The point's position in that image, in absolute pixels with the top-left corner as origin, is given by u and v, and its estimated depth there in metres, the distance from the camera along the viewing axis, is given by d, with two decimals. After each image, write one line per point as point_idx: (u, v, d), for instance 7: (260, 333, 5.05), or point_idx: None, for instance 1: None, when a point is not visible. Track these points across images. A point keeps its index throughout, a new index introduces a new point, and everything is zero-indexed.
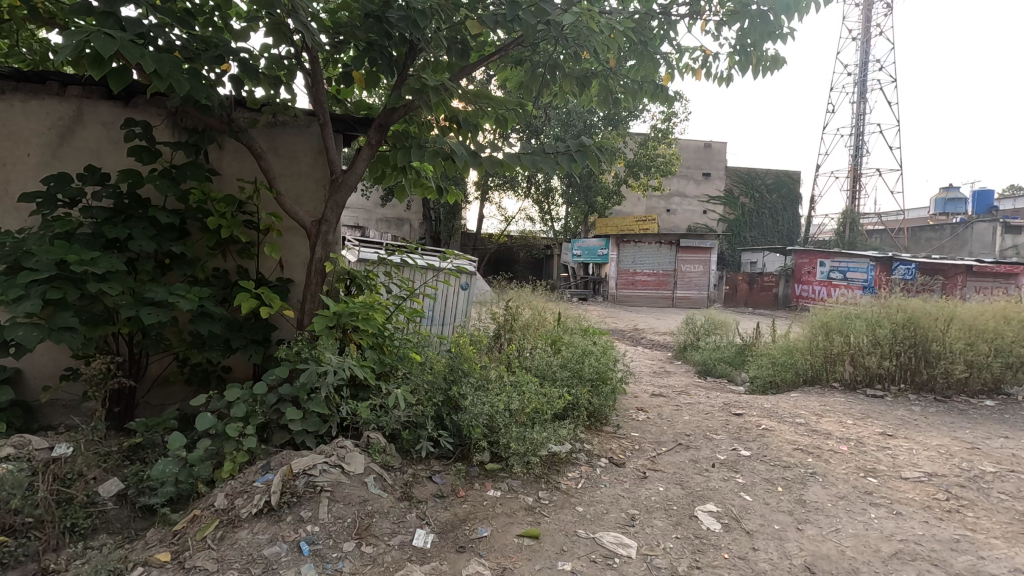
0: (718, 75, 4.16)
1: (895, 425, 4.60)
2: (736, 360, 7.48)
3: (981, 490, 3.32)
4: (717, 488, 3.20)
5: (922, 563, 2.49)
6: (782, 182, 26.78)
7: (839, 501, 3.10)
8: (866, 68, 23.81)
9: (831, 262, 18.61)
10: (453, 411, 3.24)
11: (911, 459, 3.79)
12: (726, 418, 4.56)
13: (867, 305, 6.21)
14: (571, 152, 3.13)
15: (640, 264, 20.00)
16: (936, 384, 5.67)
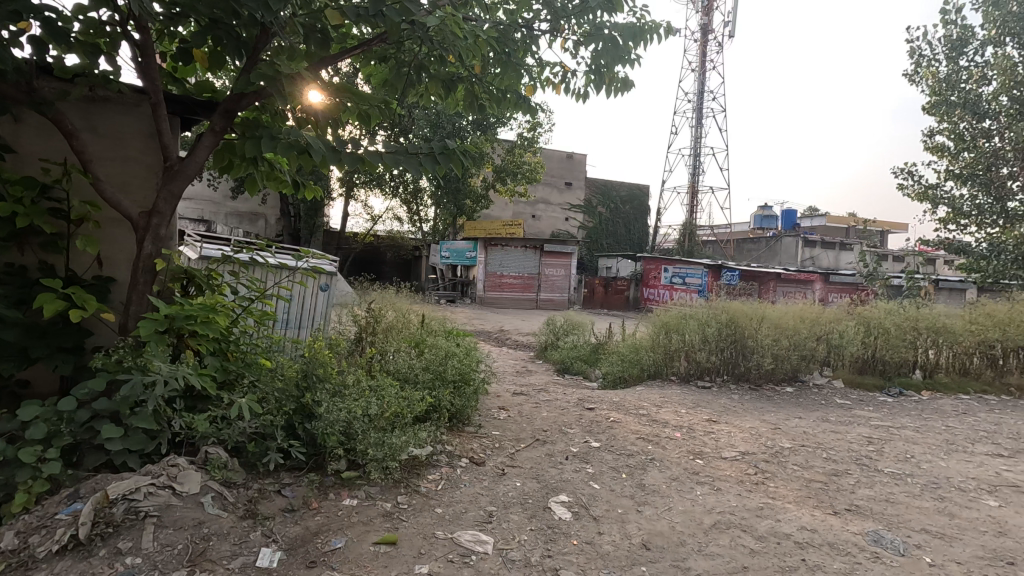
0: (576, 91, 4.43)
1: (719, 412, 5.27)
2: (591, 359, 7.99)
3: (780, 463, 3.93)
4: (570, 479, 3.41)
5: (735, 530, 2.88)
6: (634, 195, 29.17)
7: (671, 482, 3.47)
8: (702, 97, 26.99)
9: (672, 269, 20.66)
10: (307, 420, 3.05)
11: (729, 441, 4.37)
12: (580, 413, 4.87)
13: (698, 306, 7.04)
14: (434, 154, 3.05)
15: (506, 268, 20.59)
16: (751, 374, 6.61)
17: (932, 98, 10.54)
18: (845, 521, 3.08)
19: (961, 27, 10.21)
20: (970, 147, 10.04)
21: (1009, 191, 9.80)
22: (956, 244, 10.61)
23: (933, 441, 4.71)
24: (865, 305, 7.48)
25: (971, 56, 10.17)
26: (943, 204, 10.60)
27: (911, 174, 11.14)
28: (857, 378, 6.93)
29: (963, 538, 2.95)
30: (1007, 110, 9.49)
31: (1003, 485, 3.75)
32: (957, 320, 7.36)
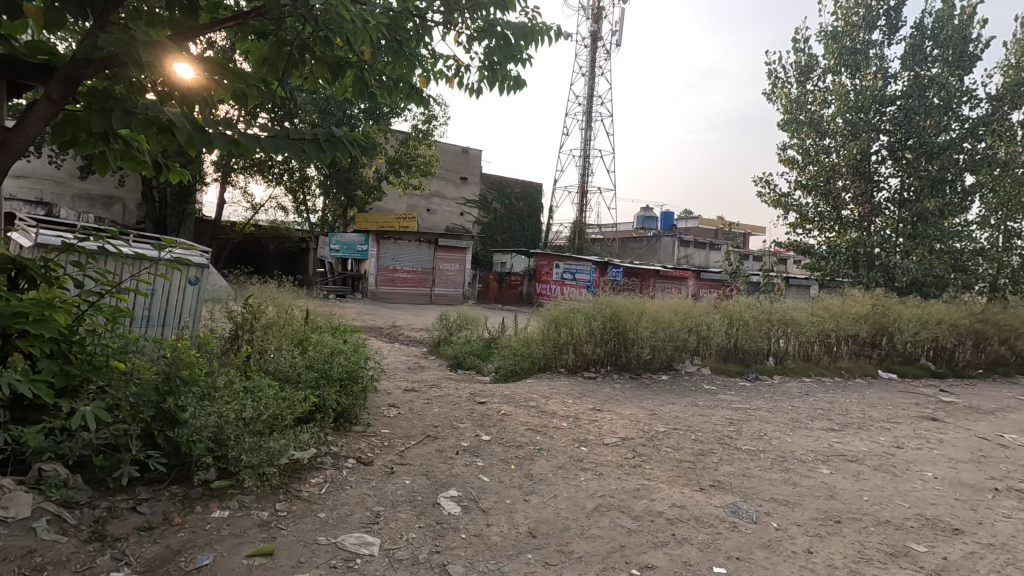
0: (469, 86, 4.41)
1: (603, 401, 5.57)
2: (484, 353, 8.06)
3: (655, 446, 4.24)
4: (460, 473, 3.41)
5: (614, 512, 3.06)
6: (528, 193, 29.85)
7: (558, 470, 3.61)
8: (591, 101, 28.24)
9: (563, 265, 21.43)
10: (170, 426, 2.76)
11: (611, 428, 4.63)
12: (471, 407, 4.90)
13: (585, 300, 7.37)
14: (319, 140, 2.67)
15: (399, 262, 20.14)
16: (632, 364, 7.07)
17: (785, 116, 11.91)
18: (708, 495, 3.39)
19: (808, 55, 11.63)
20: (814, 162, 11.47)
21: (842, 200, 11.36)
22: (802, 246, 12.09)
23: (782, 420, 5.34)
24: (729, 301, 8.28)
25: (815, 82, 11.63)
26: (793, 210, 12.02)
27: (768, 183, 12.52)
28: (722, 366, 7.66)
29: (802, 504, 3.38)
30: (842, 131, 10.98)
31: (834, 455, 4.35)
32: (802, 313, 8.39)
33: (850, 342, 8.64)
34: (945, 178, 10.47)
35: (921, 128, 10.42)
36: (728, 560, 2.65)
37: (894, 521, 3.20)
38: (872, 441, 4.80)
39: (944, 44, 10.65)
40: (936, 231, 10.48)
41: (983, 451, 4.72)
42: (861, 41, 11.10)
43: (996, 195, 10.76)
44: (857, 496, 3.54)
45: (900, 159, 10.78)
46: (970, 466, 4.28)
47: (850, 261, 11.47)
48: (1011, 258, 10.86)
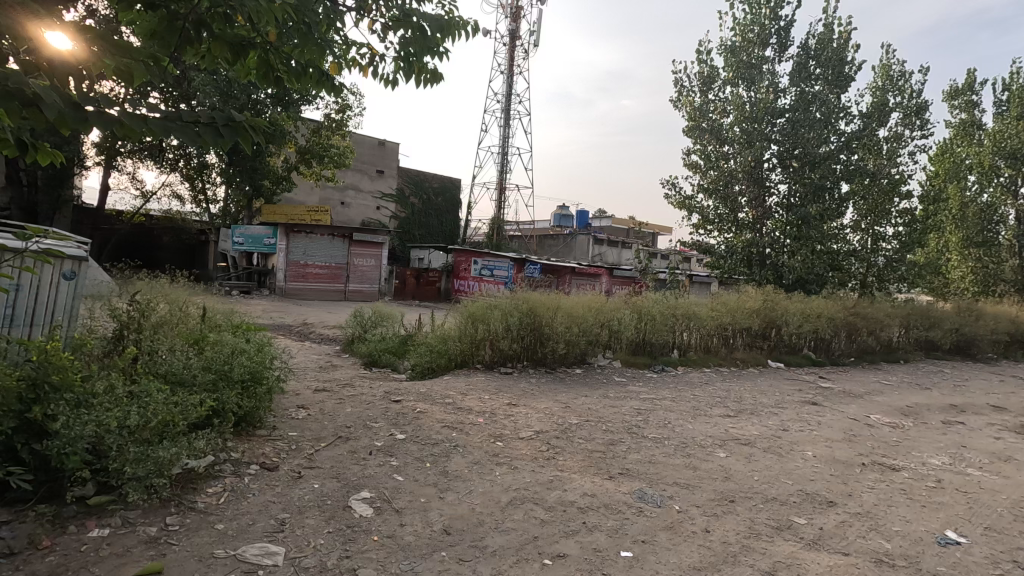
0: (384, 76, 4.28)
1: (518, 396, 5.64)
2: (399, 351, 7.89)
3: (568, 438, 4.37)
4: (373, 474, 3.32)
5: (528, 504, 3.11)
6: (446, 188, 29.57)
7: (473, 466, 3.61)
8: (509, 99, 28.46)
9: (482, 261, 21.49)
10: (37, 438, 2.49)
11: (526, 422, 4.71)
12: (386, 406, 4.78)
13: (502, 296, 7.44)
14: (217, 123, 2.41)
15: (311, 257, 19.26)
16: (547, 359, 7.24)
17: (689, 123, 12.61)
18: (617, 483, 3.54)
19: (710, 67, 12.41)
20: (714, 167, 12.28)
21: (739, 204, 12.26)
22: (704, 245, 12.92)
23: (684, 408, 5.68)
24: (638, 296, 8.68)
25: (716, 92, 12.43)
26: (696, 212, 12.81)
27: (674, 185, 13.25)
28: (632, 359, 8.02)
29: (701, 486, 3.62)
30: (739, 139, 11.83)
31: (729, 440, 4.69)
32: (703, 308, 8.97)
33: (744, 335, 9.37)
34: (825, 185, 11.59)
35: (805, 140, 11.47)
36: (634, 543, 2.78)
37: (780, 497, 3.51)
38: (762, 425, 5.23)
39: (825, 64, 11.77)
40: (817, 233, 11.60)
41: (853, 430, 5.29)
42: (756, 57, 12.02)
43: (866, 203, 12.08)
44: (748, 476, 3.85)
45: (788, 168, 11.79)
46: (843, 445, 4.78)
47: (744, 260, 12.40)
48: (877, 259, 12.24)
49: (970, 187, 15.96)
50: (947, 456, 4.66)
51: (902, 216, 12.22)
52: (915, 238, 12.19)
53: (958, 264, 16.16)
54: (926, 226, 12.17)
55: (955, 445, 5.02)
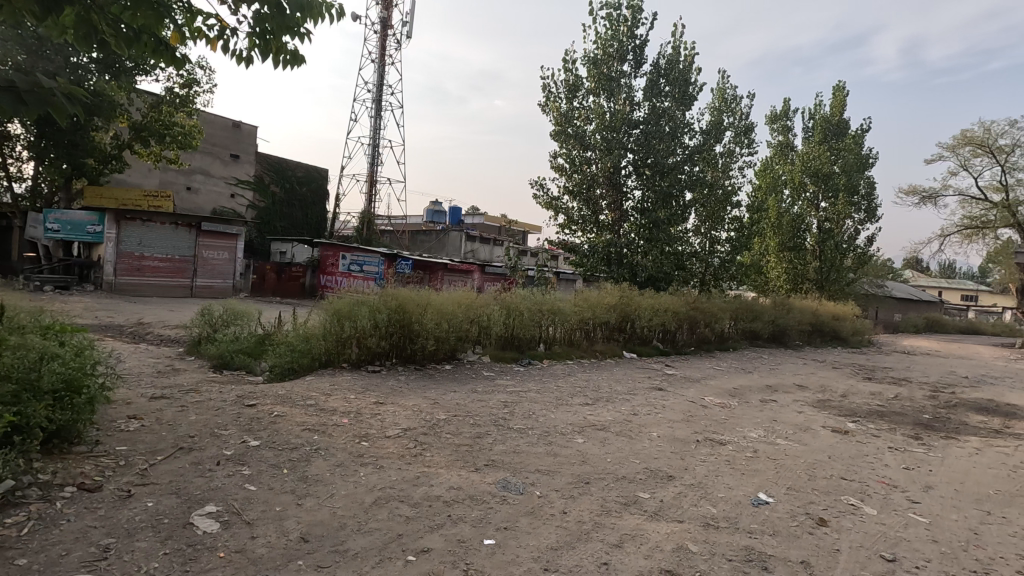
0: (236, 53, 3.93)
1: (386, 394, 5.53)
2: (256, 351, 7.30)
3: (436, 434, 4.37)
4: (220, 486, 3.06)
5: (393, 503, 3.07)
6: (311, 177, 27.84)
7: (335, 468, 3.48)
8: (380, 90, 27.60)
9: (350, 256, 20.63)
10: None
11: (393, 420, 4.63)
12: (237, 411, 4.41)
13: (371, 292, 7.23)
14: (17, 89, 2.03)
15: (149, 248, 17.05)
16: (417, 356, 7.19)
17: (556, 127, 13.22)
18: (483, 474, 3.63)
19: (575, 75, 13.12)
20: (578, 171, 13.02)
21: (600, 207, 13.13)
22: (569, 244, 13.65)
23: (548, 399, 5.98)
24: (507, 292, 8.95)
25: (580, 100, 13.17)
26: (561, 213, 13.48)
27: (542, 186, 13.82)
28: (501, 353, 8.25)
29: (561, 471, 3.84)
30: (600, 145, 12.67)
31: (587, 426, 5.03)
32: (567, 304, 9.49)
33: (603, 329, 10.10)
34: (672, 193, 12.86)
35: (656, 151, 12.62)
36: (497, 531, 2.88)
37: (628, 476, 3.85)
38: (616, 411, 5.68)
39: (673, 83, 13.03)
40: (665, 236, 12.83)
41: (691, 412, 5.95)
42: (616, 70, 12.94)
43: (705, 210, 13.62)
44: (603, 459, 4.16)
45: (642, 175, 12.89)
46: (682, 425, 5.36)
47: (604, 259, 13.29)
48: (714, 260, 13.88)
49: (785, 200, 18.71)
50: (763, 430, 5.44)
51: (733, 223, 13.97)
52: (744, 242, 14.00)
53: (776, 265, 18.88)
54: (751, 232, 14.05)
55: (769, 420, 5.88)
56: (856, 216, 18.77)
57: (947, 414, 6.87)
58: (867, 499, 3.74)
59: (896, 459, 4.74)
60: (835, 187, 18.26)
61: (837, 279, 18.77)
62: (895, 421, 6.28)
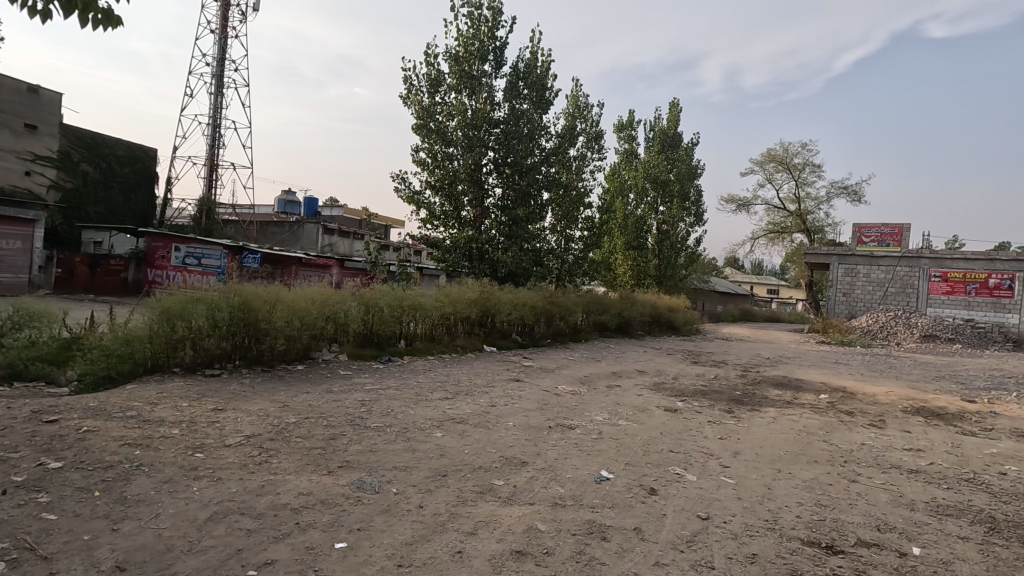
0: (29, 4, 3.30)
1: (226, 399, 5.06)
2: (60, 359, 6.21)
3: (284, 439, 4.11)
4: (7, 520, 2.57)
5: (233, 517, 2.84)
6: (135, 156, 24.31)
7: (162, 485, 3.11)
8: (221, 64, 24.96)
9: (185, 247, 18.39)
10: None
11: (234, 427, 4.25)
12: (31, 430, 3.73)
13: (210, 289, 6.57)
14: None
15: None
16: (263, 357, 6.68)
17: (417, 120, 13.06)
18: (336, 477, 3.50)
19: (436, 70, 13.06)
20: (440, 166, 13.01)
21: (462, 203, 13.26)
22: (431, 239, 13.61)
23: (407, 395, 5.93)
24: (366, 288, 8.68)
25: (442, 95, 13.15)
26: (423, 207, 13.37)
27: (403, 179, 13.59)
28: (359, 351, 8.00)
29: (418, 466, 3.84)
30: (461, 142, 12.78)
31: (445, 420, 5.07)
32: (429, 299, 9.47)
33: (464, 323, 10.25)
34: (530, 192, 13.41)
35: (516, 151, 13.05)
36: (350, 533, 2.80)
37: (485, 465, 3.97)
38: (475, 404, 5.82)
39: (531, 86, 13.57)
40: (523, 233, 13.36)
41: (545, 400, 6.29)
42: (477, 69, 13.15)
43: (560, 210, 14.42)
44: (460, 451, 4.23)
45: (502, 173, 13.26)
46: (536, 413, 5.65)
47: (466, 255, 13.46)
48: (569, 257, 14.76)
49: (630, 203, 20.50)
50: (607, 413, 5.94)
51: (585, 223, 14.97)
52: (595, 240, 15.07)
53: (623, 262, 20.65)
54: (601, 231, 15.18)
55: (613, 404, 6.43)
56: (687, 219, 21.19)
57: (753, 389, 8.09)
58: (690, 468, 4.27)
59: (714, 431, 5.48)
60: (670, 193, 20.44)
61: (672, 275, 21.04)
62: (714, 398, 7.25)
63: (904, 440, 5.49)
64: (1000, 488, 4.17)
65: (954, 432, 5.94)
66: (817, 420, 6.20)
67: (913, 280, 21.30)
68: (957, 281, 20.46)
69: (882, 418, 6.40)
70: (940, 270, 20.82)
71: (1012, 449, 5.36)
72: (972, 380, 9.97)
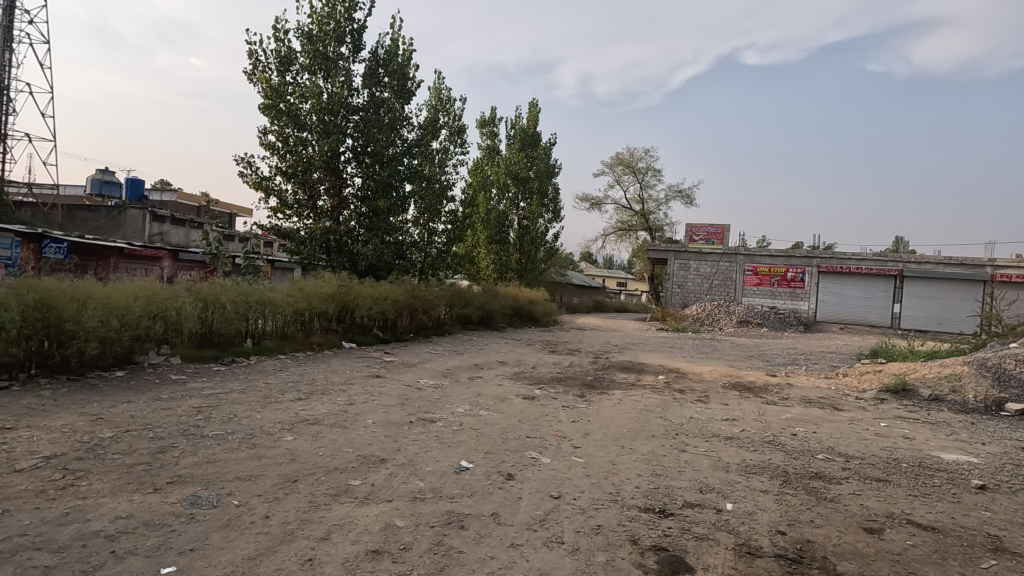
0: None
1: (17, 416, 4.23)
2: None
3: (98, 457, 3.55)
4: None
5: (24, 554, 2.39)
6: None
7: None
8: (10, 15, 20.70)
9: None
10: None
11: (29, 448, 3.58)
12: None
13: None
14: None
15: None
16: (69, 364, 5.72)
17: (265, 100, 12.04)
18: (164, 494, 3.11)
19: (287, 47, 12.13)
20: (292, 152, 12.13)
21: (317, 191, 12.50)
22: (282, 230, 12.67)
23: (253, 398, 5.46)
24: (204, 283, 7.81)
25: (294, 75, 12.26)
26: (273, 195, 12.36)
27: (249, 163, 12.45)
28: (196, 353, 7.18)
29: (265, 474, 3.56)
30: (316, 127, 12.03)
31: (298, 422, 4.76)
32: (280, 294, 8.78)
33: (320, 319, 9.71)
34: (391, 183, 13.03)
35: (376, 140, 12.61)
36: (180, 555, 2.51)
37: (340, 466, 3.80)
38: (331, 403, 5.54)
39: (392, 75, 13.18)
40: (384, 225, 12.99)
41: (406, 395, 6.20)
42: (332, 51, 12.46)
43: (423, 203, 14.26)
44: (313, 454, 4.00)
45: (361, 162, 12.74)
46: (397, 409, 5.54)
47: (322, 247, 12.73)
48: (431, 250, 14.62)
49: (492, 198, 20.94)
50: (469, 404, 6.03)
51: (448, 216, 14.96)
52: (457, 234, 15.12)
53: (486, 256, 21.02)
54: (464, 225, 15.28)
55: (475, 395, 6.54)
56: (546, 216, 22.20)
57: (603, 374, 8.76)
58: (544, 452, 4.49)
59: (567, 415, 5.83)
60: (530, 190, 21.27)
61: (532, 269, 21.91)
62: (569, 384, 7.72)
63: (722, 412, 6.34)
64: (791, 446, 5.00)
65: (760, 402, 7.01)
66: (656, 399, 6.90)
67: (732, 274, 24.59)
68: (764, 274, 24.04)
69: (706, 394, 7.32)
70: (753, 265, 24.28)
71: (801, 413, 6.46)
72: (774, 358, 11.81)
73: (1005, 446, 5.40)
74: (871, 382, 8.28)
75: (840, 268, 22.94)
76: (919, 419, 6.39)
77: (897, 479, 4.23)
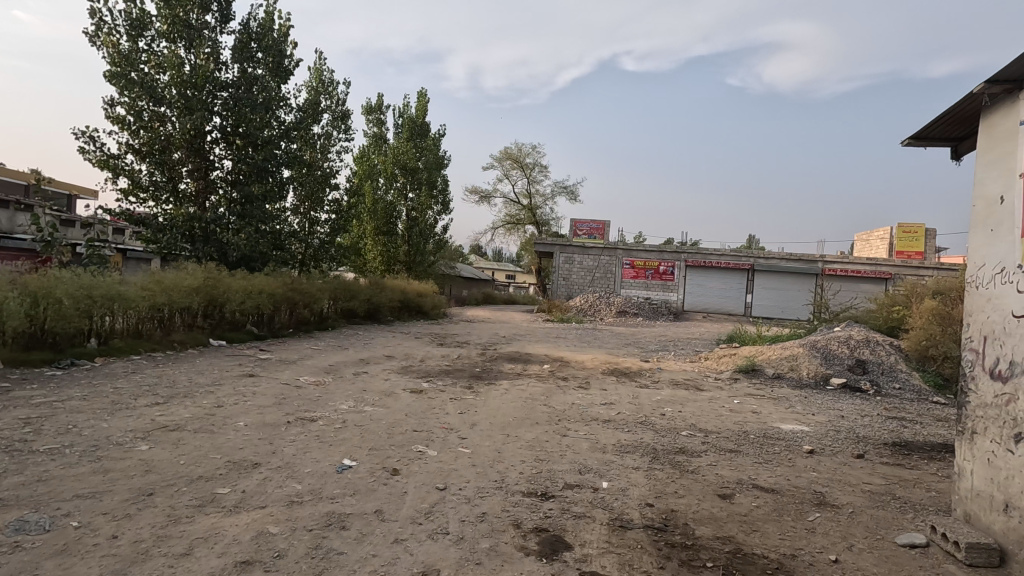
0: None
1: None
2: None
3: None
4: None
5: None
6: None
7: None
8: None
9: None
10: None
11: None
12: None
13: None
14: None
15: None
16: None
17: (112, 68, 10.62)
18: None
19: (140, 9, 10.77)
20: (147, 128, 10.84)
21: (178, 174, 11.28)
22: (135, 216, 11.29)
23: (99, 405, 4.82)
24: (34, 274, 6.73)
25: (148, 41, 10.93)
26: (123, 175, 10.95)
27: (92, 138, 10.92)
28: (22, 356, 6.18)
29: (113, 489, 3.16)
30: (176, 102, 10.83)
31: (154, 430, 4.28)
32: (132, 287, 7.82)
33: (182, 315, 8.81)
34: (267, 168, 12.11)
35: (248, 120, 11.63)
36: None
37: (205, 474, 3.48)
38: (195, 406, 5.05)
39: (266, 50, 12.22)
40: (259, 213, 12.04)
41: (283, 394, 5.84)
42: (196, 19, 11.26)
43: (304, 190, 13.44)
44: (173, 463, 3.63)
45: (231, 144, 11.70)
46: (272, 409, 5.20)
47: (185, 235, 11.52)
48: (313, 241, 13.84)
49: (379, 188, 20.30)
50: (352, 401, 5.82)
51: (331, 205, 14.24)
52: (341, 225, 14.44)
53: (372, 247, 20.34)
54: (349, 215, 14.63)
55: (359, 391, 6.33)
56: (435, 208, 21.99)
57: (490, 365, 8.91)
58: (431, 445, 4.47)
59: (455, 407, 5.85)
60: (419, 181, 20.90)
61: (421, 261, 21.61)
62: (457, 376, 7.75)
63: (601, 397, 6.74)
64: (660, 426, 5.45)
65: (634, 386, 7.55)
66: (541, 388, 7.15)
67: (612, 267, 26.12)
68: (640, 268, 25.82)
69: (587, 381, 7.73)
70: (630, 259, 25.97)
71: (669, 394, 7.07)
72: (647, 345, 12.77)
73: (828, 415, 6.34)
74: (727, 364, 9.26)
75: (704, 262, 25.31)
76: (765, 395, 7.28)
77: (745, 449, 4.79)
